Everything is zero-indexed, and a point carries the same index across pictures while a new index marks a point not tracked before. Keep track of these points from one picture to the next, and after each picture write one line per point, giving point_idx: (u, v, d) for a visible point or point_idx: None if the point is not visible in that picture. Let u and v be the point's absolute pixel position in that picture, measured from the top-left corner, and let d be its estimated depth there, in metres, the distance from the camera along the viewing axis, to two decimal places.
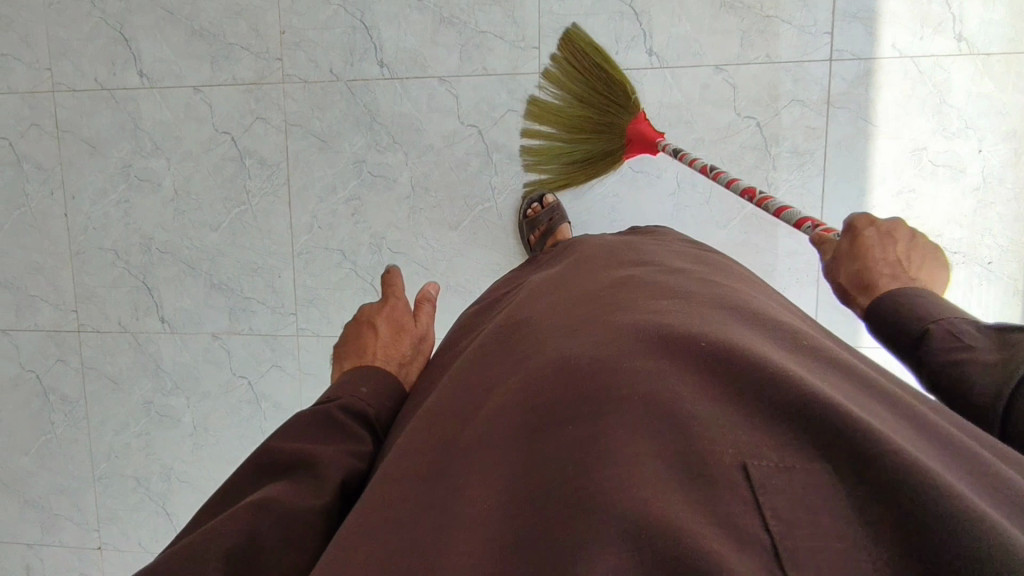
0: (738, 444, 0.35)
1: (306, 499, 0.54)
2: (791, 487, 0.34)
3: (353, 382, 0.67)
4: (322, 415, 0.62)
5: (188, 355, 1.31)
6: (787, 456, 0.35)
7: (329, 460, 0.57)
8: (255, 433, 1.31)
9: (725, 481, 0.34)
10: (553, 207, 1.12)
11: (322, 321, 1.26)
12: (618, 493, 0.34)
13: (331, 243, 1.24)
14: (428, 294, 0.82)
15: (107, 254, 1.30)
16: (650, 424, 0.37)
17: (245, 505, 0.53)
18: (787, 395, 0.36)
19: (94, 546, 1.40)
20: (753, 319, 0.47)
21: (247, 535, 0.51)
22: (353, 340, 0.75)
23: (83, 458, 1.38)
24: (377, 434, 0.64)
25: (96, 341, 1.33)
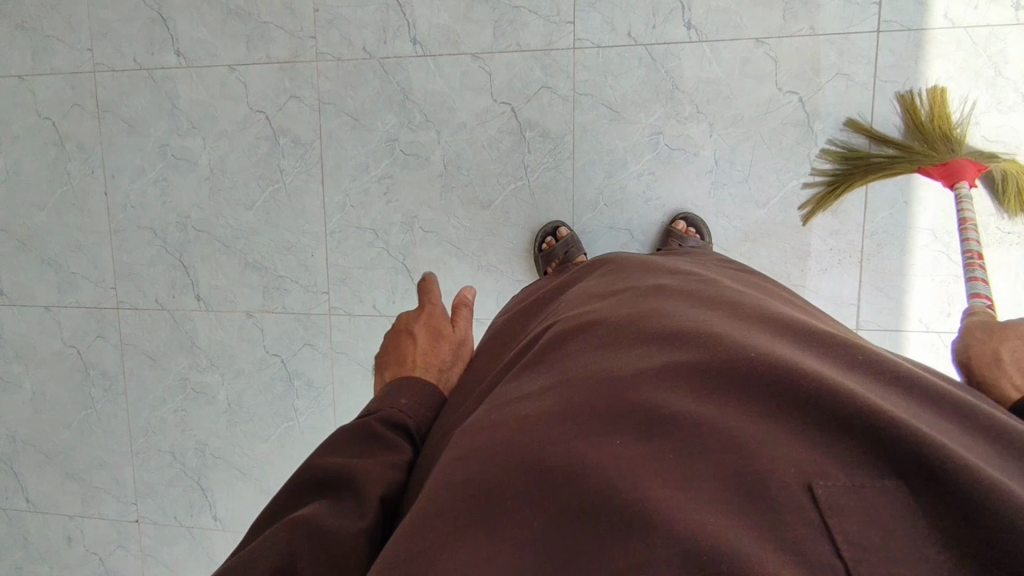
0: (800, 466, 0.36)
1: (343, 517, 0.57)
2: (862, 509, 0.33)
3: (391, 396, 0.73)
4: (363, 428, 0.67)
5: (223, 333, 1.33)
6: (850, 476, 0.35)
7: (364, 473, 0.60)
8: (288, 410, 1.32)
9: (790, 504, 0.34)
10: (568, 240, 1.12)
11: (353, 300, 1.26)
12: (678, 509, 0.34)
13: (363, 222, 1.24)
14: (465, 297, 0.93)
15: (146, 232, 1.33)
16: (711, 444, 0.38)
17: (283, 524, 0.56)
18: (847, 414, 0.37)
19: (132, 519, 1.44)
20: (799, 344, 0.48)
21: (288, 553, 0.54)
22: (394, 349, 0.86)
23: (121, 433, 1.41)
24: (414, 445, 0.68)
25: (134, 318, 1.36)
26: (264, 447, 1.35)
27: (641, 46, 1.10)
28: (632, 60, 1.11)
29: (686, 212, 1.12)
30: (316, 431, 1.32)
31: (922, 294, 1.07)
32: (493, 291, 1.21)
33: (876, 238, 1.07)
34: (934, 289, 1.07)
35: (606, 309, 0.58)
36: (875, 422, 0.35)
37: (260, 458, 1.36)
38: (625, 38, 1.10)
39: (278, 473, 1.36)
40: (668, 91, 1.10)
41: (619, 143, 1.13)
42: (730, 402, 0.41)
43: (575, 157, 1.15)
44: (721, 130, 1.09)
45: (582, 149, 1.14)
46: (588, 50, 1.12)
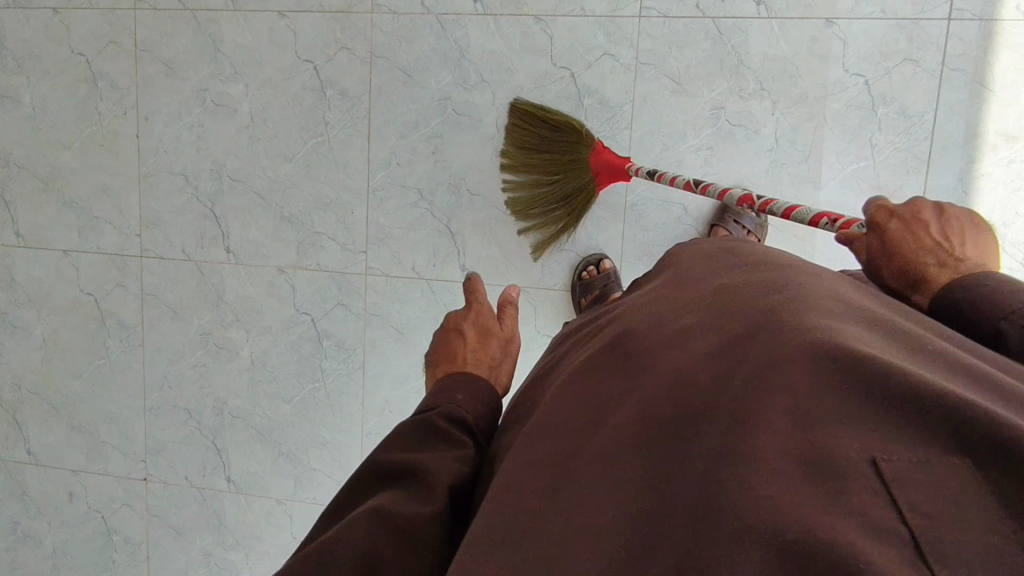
0: (865, 439, 0.36)
1: (414, 511, 0.58)
2: (930, 483, 0.34)
3: (449, 391, 0.70)
4: (424, 423, 0.65)
5: (252, 288, 1.29)
6: (916, 449, 0.35)
7: (433, 472, 0.60)
8: (315, 371, 1.29)
9: (855, 476, 0.35)
10: (608, 274, 1.13)
11: (392, 260, 1.23)
12: (747, 499, 0.37)
13: (408, 181, 1.21)
14: (509, 297, 0.89)
15: (177, 178, 1.28)
16: (772, 426, 0.39)
17: (359, 516, 0.58)
18: (904, 388, 0.37)
19: (140, 477, 1.38)
20: (853, 310, 0.48)
21: (366, 543, 0.57)
22: (441, 345, 0.80)
23: (135, 387, 1.35)
24: (478, 439, 0.67)
25: (158, 267, 1.31)
26: (286, 408, 1.31)
27: (709, 18, 1.09)
28: (699, 31, 1.09)
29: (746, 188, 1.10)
30: (343, 394, 1.29)
31: None
32: (539, 259, 1.19)
33: None
34: None
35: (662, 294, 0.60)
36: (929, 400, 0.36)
37: (281, 419, 1.32)
38: (693, 9, 1.09)
39: (299, 436, 1.31)
40: (733, 66, 1.09)
41: (679, 116, 1.12)
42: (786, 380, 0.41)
43: (632, 127, 1.13)
44: (784, 108, 1.09)
45: (640, 120, 1.13)
46: (654, 19, 1.10)
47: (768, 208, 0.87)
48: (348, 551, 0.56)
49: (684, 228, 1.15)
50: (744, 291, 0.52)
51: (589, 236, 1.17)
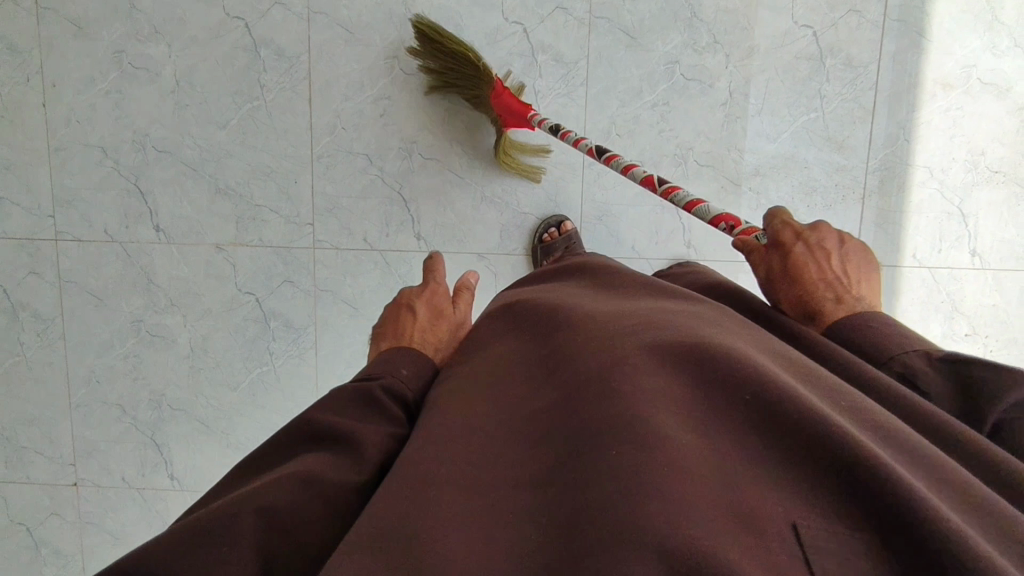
0: (787, 506, 0.38)
1: (346, 475, 0.52)
2: (840, 550, 0.36)
3: (393, 363, 0.65)
4: (362, 392, 0.60)
5: (187, 268, 1.19)
6: (832, 521, 0.37)
7: (368, 440, 0.55)
8: (262, 354, 1.21)
9: (775, 535, 0.37)
10: (570, 235, 1.11)
11: (342, 232, 1.17)
12: (669, 526, 0.36)
13: (355, 146, 1.14)
14: (467, 283, 0.84)
15: (93, 151, 1.16)
16: (706, 478, 0.40)
17: (287, 473, 0.51)
18: (839, 457, 0.38)
19: (68, 482, 1.26)
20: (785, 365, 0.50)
21: (289, 503, 0.50)
22: (391, 318, 0.76)
23: (58, 384, 1.23)
24: (414, 416, 0.63)
25: (77, 251, 1.19)
26: (232, 396, 1.22)
27: None
28: None
29: (687, 261, 1.15)
30: (295, 376, 1.21)
31: (918, 231, 1.12)
32: (497, 224, 1.15)
33: (878, 175, 1.11)
34: (929, 226, 1.12)
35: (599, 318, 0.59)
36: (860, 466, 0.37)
37: (227, 408, 1.23)
38: None
39: (249, 424, 1.23)
40: (686, 19, 1.08)
41: (634, 71, 1.10)
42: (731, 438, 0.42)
43: (587, 84, 1.11)
44: (736, 62, 1.09)
45: (595, 76, 1.10)
46: None
47: (672, 195, 0.84)
48: (263, 506, 0.49)
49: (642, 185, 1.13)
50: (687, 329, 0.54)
51: (548, 197, 1.15)
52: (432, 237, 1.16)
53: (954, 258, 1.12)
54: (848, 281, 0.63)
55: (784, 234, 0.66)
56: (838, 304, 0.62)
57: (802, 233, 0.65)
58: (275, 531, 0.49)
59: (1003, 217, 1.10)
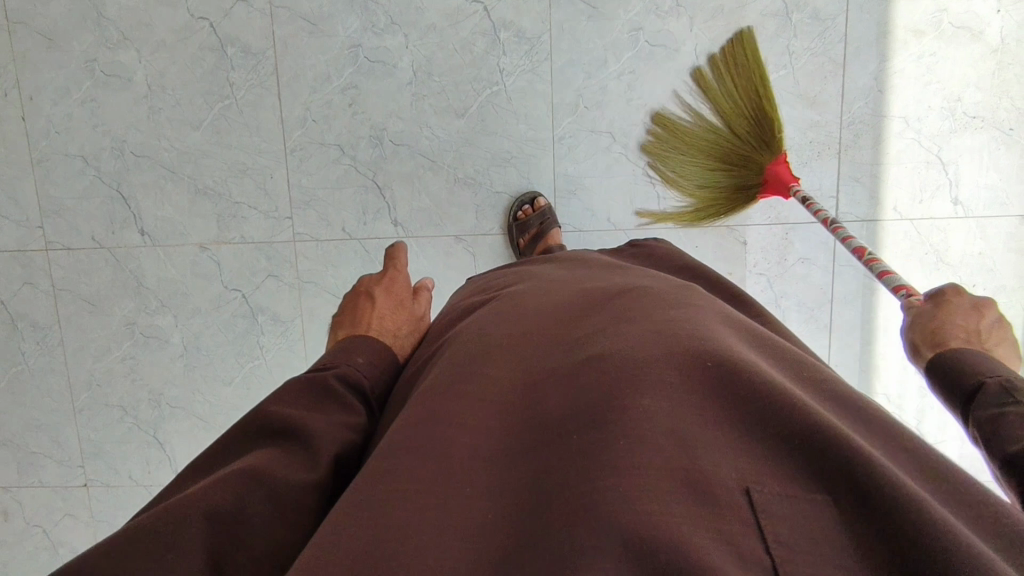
0: (741, 471, 0.39)
1: (297, 472, 0.52)
2: (793, 516, 0.37)
3: (348, 352, 0.66)
4: (318, 382, 0.60)
5: (174, 269, 1.21)
6: (785, 486, 0.38)
7: (321, 432, 0.56)
8: (252, 349, 1.23)
9: (727, 503, 0.38)
10: (544, 211, 1.11)
11: (320, 223, 1.18)
12: (629, 497, 0.37)
13: (327, 137, 1.15)
14: (425, 285, 0.86)
15: (75, 160, 1.18)
16: (664, 442, 0.40)
17: (234, 471, 0.50)
18: (794, 426, 0.39)
19: (79, 484, 1.30)
20: (742, 337, 0.51)
21: (237, 503, 0.49)
22: (350, 307, 0.77)
23: (61, 390, 1.27)
24: (371, 407, 0.64)
25: (68, 259, 1.22)
26: (228, 391, 1.25)
27: None
28: None
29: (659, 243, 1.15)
30: (287, 368, 1.24)
31: (897, 182, 1.10)
32: (472, 205, 1.16)
33: (853, 129, 1.09)
34: (908, 177, 1.10)
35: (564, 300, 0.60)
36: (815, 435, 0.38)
37: (224, 404, 1.26)
38: None
39: None
40: None
41: (597, 42, 1.09)
42: (686, 399, 0.42)
43: (552, 58, 1.10)
44: (700, 24, 1.08)
45: (559, 49, 1.10)
46: None
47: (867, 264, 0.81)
48: (209, 510, 0.48)
49: (614, 156, 1.13)
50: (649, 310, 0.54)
51: (520, 175, 1.15)
52: (409, 223, 1.17)
53: (936, 209, 1.10)
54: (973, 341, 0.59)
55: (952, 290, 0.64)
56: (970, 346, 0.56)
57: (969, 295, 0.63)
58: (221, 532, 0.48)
59: (982, 163, 1.09)
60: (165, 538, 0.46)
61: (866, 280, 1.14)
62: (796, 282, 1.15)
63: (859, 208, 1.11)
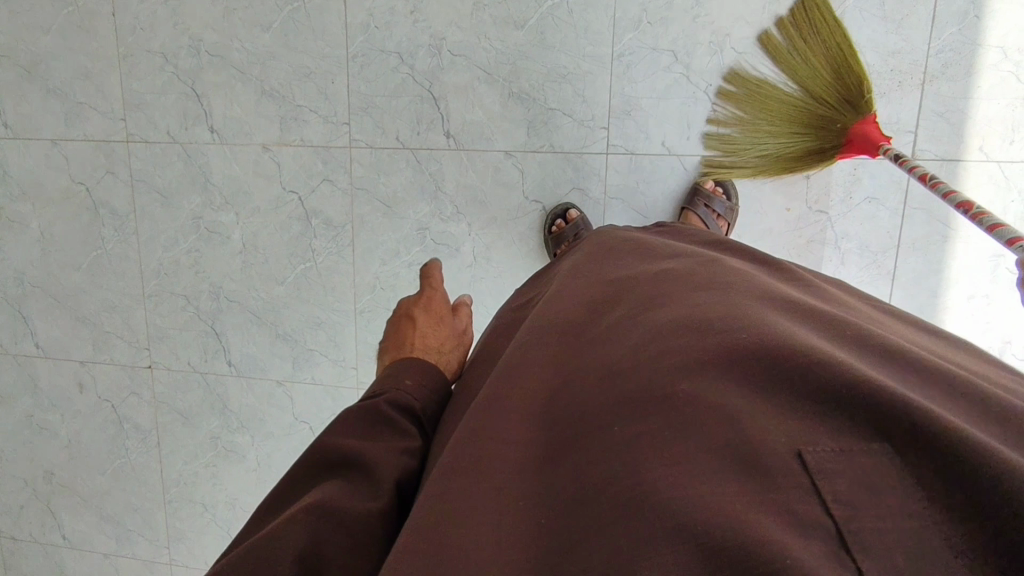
0: (789, 434, 0.40)
1: (361, 503, 0.56)
2: (848, 470, 0.38)
3: (399, 374, 0.68)
4: (369, 410, 0.63)
5: (238, 167, 1.27)
6: (835, 441, 0.39)
7: (378, 459, 0.58)
8: (305, 250, 1.28)
9: (783, 471, 0.39)
10: (578, 223, 1.12)
11: (376, 131, 1.20)
12: (681, 487, 0.39)
13: (388, 44, 1.16)
14: (463, 303, 0.86)
15: (156, 57, 1.25)
16: (707, 424, 0.42)
17: (303, 511, 0.54)
18: (829, 389, 0.40)
19: (144, 364, 1.41)
20: (777, 305, 0.51)
21: (313, 543, 0.54)
22: (392, 330, 0.79)
23: (133, 275, 1.36)
24: (424, 427, 0.66)
25: (145, 152, 1.30)
26: (280, 290, 1.31)
27: None
28: None
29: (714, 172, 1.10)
30: (335, 273, 1.28)
31: (987, 121, 1.01)
32: (524, 122, 1.15)
33: (942, 58, 1.00)
34: (999, 114, 1.00)
35: (600, 293, 0.62)
36: (853, 395, 0.39)
37: (276, 301, 1.31)
38: None
39: (294, 317, 1.31)
40: None
41: None
42: (716, 377, 0.44)
43: None
44: None
45: None
46: None
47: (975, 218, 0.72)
48: (292, 554, 0.53)
49: (674, 77, 1.08)
50: (688, 291, 0.56)
51: (576, 93, 1.12)
52: (461, 135, 1.17)
53: None
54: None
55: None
56: None
57: None
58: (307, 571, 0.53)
59: None
60: None
61: (940, 226, 1.05)
62: (860, 223, 1.08)
63: (944, 145, 1.03)
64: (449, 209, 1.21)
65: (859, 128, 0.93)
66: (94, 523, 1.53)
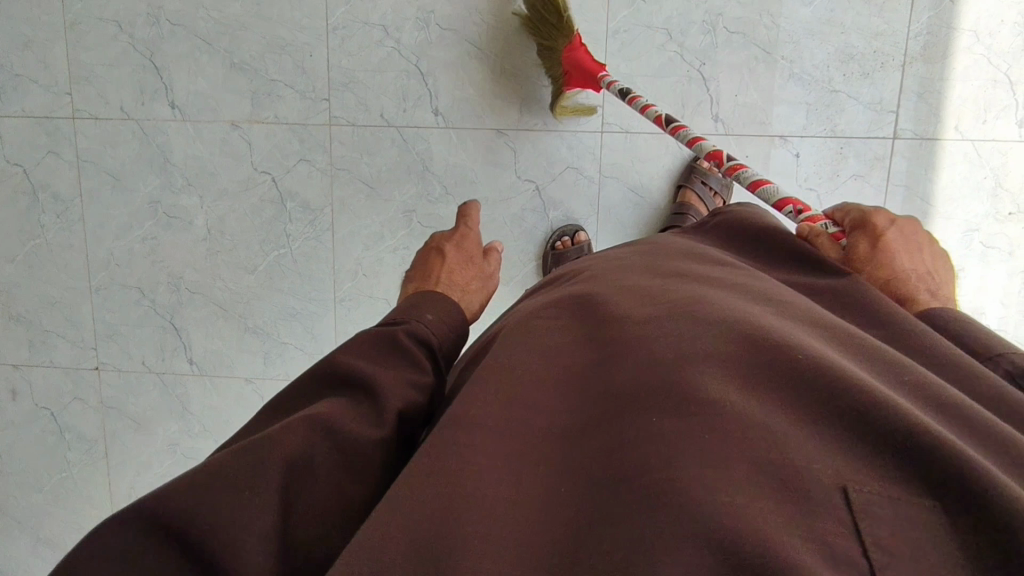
0: (837, 468, 0.37)
1: (361, 428, 0.53)
2: (891, 515, 0.35)
3: (419, 306, 0.65)
4: (387, 336, 0.60)
5: (203, 147, 1.17)
6: (885, 485, 0.36)
7: (386, 387, 0.55)
8: (279, 236, 1.19)
9: (822, 500, 0.36)
10: (583, 248, 1.12)
11: (359, 108, 1.14)
12: (711, 492, 0.36)
13: (371, 16, 1.11)
14: (497, 247, 0.82)
15: (108, 26, 1.14)
16: (753, 438, 0.39)
17: (302, 419, 0.52)
18: (891, 427, 0.37)
19: (90, 366, 1.27)
20: (828, 331, 0.48)
21: (305, 453, 0.51)
22: (422, 259, 0.77)
23: (78, 267, 1.23)
24: (439, 363, 0.62)
25: (94, 130, 1.18)
26: (249, 279, 1.21)
27: None
28: None
29: (708, 149, 1.11)
30: (313, 260, 1.20)
31: (961, 101, 1.06)
32: (516, 99, 1.12)
33: (920, 41, 1.05)
34: (972, 96, 1.06)
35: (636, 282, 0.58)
36: (917, 437, 0.36)
37: (245, 292, 1.22)
38: None
39: (266, 308, 1.22)
40: None
41: None
42: (776, 400, 0.41)
43: None
44: None
45: None
46: None
47: (736, 172, 0.84)
48: (286, 457, 0.50)
49: (668, 55, 1.08)
50: (732, 298, 0.52)
51: None
52: (450, 113, 1.13)
53: (999, 131, 1.06)
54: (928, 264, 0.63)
55: (879, 219, 0.64)
56: (933, 297, 0.59)
57: (896, 221, 0.64)
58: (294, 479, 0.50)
59: None
60: (241, 481, 0.48)
61: (920, 203, 1.10)
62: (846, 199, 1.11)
63: (926, 123, 1.07)
64: (438, 190, 1.16)
65: (568, 54, 1.04)
66: (26, 549, 1.36)
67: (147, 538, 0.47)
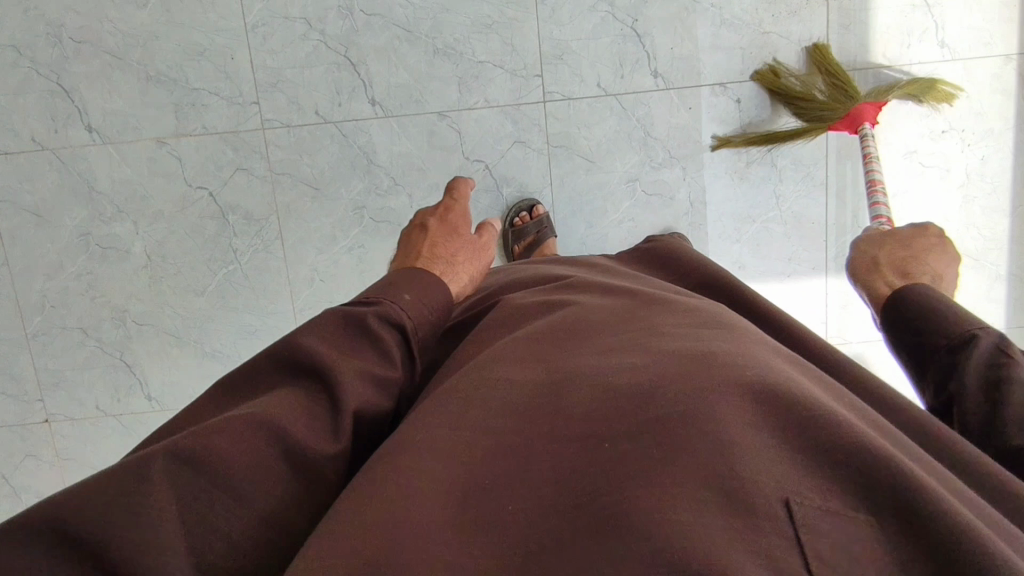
0: (780, 478, 0.35)
1: (311, 438, 0.47)
2: (834, 528, 0.33)
3: (396, 285, 0.61)
4: (355, 319, 0.55)
5: (130, 168, 1.10)
6: (830, 497, 0.34)
7: (345, 384, 0.50)
8: (225, 252, 1.13)
9: (765, 513, 0.33)
10: (542, 219, 1.10)
11: (291, 107, 1.09)
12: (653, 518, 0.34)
13: (291, 10, 1.06)
14: (490, 224, 0.81)
15: (5, 52, 1.06)
16: (698, 455, 0.36)
17: (248, 421, 0.46)
18: (840, 435, 0.35)
19: (38, 420, 1.19)
20: (777, 350, 0.47)
21: (246, 465, 0.44)
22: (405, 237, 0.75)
23: (11, 316, 1.15)
24: (413, 350, 0.58)
25: (7, 166, 1.09)
26: (200, 301, 1.15)
27: None
28: None
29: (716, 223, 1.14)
30: (264, 272, 1.15)
31: (885, 27, 1.09)
32: (454, 78, 1.09)
33: None
34: (895, 20, 1.08)
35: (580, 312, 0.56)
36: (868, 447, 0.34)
37: (197, 315, 1.16)
38: None
39: (223, 329, 1.16)
40: None
41: None
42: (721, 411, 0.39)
43: None
44: None
45: None
46: None
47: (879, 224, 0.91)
48: (218, 467, 0.43)
49: (600, 16, 1.08)
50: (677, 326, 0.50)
51: (504, 42, 1.08)
52: (387, 101, 1.09)
53: (923, 52, 1.09)
54: (924, 255, 0.69)
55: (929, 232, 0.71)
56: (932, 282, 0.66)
57: (943, 238, 0.71)
58: (220, 496, 0.43)
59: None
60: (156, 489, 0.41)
61: None
62: (789, 139, 1.12)
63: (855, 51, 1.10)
64: (386, 181, 1.12)
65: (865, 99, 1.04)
66: None
67: (52, 559, 0.38)
